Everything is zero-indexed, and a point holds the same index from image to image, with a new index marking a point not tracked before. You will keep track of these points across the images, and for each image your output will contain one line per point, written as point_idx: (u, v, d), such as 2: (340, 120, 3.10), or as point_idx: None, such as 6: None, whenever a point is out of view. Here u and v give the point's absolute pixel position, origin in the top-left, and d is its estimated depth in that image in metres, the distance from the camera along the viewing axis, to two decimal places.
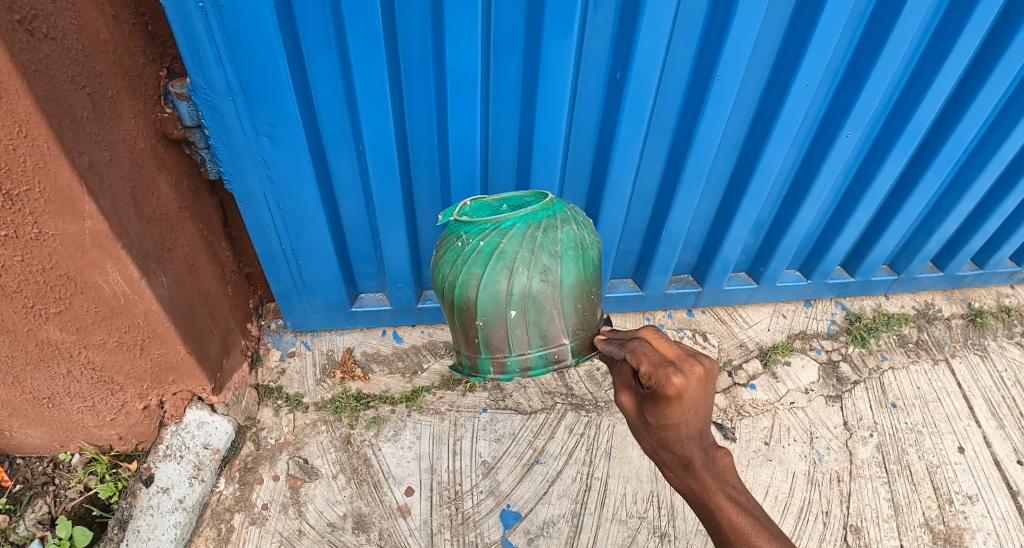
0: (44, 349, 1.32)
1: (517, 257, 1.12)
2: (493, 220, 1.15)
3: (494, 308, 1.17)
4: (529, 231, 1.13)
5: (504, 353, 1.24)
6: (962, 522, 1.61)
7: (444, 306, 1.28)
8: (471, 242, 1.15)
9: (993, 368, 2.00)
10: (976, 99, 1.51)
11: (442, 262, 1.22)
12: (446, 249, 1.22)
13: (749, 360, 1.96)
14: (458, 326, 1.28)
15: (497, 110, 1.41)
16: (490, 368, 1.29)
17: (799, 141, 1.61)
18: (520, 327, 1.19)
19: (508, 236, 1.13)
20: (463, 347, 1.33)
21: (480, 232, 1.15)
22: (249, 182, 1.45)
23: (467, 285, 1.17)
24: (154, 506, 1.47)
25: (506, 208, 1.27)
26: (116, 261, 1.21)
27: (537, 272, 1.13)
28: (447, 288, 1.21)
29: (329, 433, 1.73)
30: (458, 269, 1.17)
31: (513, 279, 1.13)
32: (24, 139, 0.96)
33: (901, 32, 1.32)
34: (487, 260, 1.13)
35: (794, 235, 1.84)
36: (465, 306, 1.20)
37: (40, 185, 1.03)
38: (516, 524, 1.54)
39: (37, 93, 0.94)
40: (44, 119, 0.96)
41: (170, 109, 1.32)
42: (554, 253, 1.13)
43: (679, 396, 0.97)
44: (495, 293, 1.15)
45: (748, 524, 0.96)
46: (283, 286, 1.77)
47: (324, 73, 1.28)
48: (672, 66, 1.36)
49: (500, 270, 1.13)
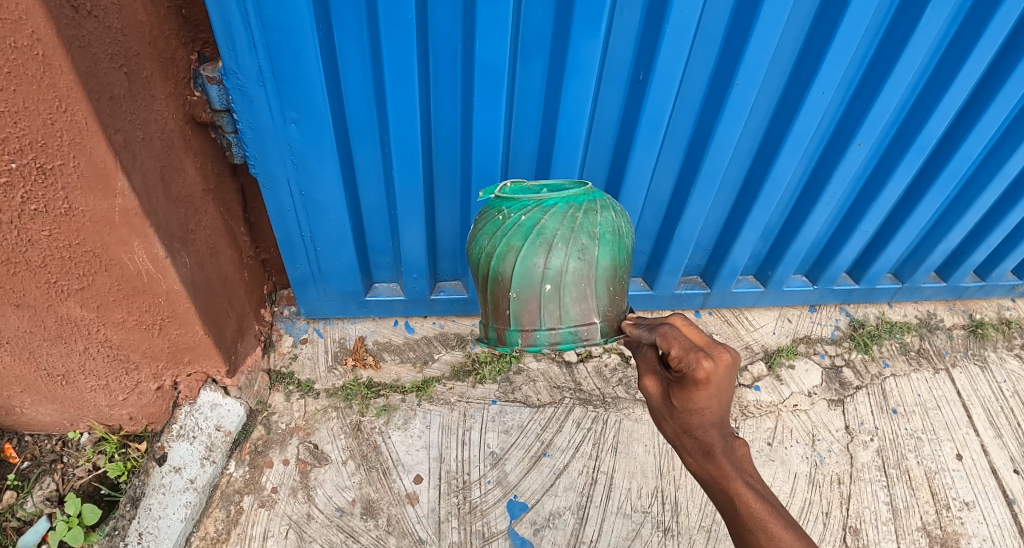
0: (63, 326, 1.34)
1: (557, 235, 1.16)
2: (536, 197, 1.19)
3: (529, 282, 1.20)
4: (570, 211, 1.17)
5: (534, 325, 1.25)
6: (958, 528, 1.64)
7: (478, 279, 1.31)
8: (513, 216, 1.20)
9: (992, 379, 2.04)
10: (984, 115, 1.55)
11: (481, 235, 1.26)
12: (486, 223, 1.26)
13: (755, 362, 2.00)
14: (488, 299, 1.30)
15: (520, 106, 1.44)
16: (518, 339, 1.29)
17: (811, 149, 1.64)
18: (554, 301, 1.22)
19: (549, 214, 1.17)
20: (491, 320, 1.35)
21: (522, 207, 1.19)
22: (273, 168, 1.48)
23: (504, 258, 1.20)
24: (165, 485, 1.50)
25: (546, 191, 1.30)
26: (142, 239, 1.23)
27: (575, 251, 1.17)
28: (483, 259, 1.24)
29: (339, 420, 1.75)
30: (497, 241, 1.21)
31: (551, 256, 1.17)
32: (63, 114, 0.99)
33: (916, 45, 1.35)
34: (527, 234, 1.17)
35: (802, 241, 1.87)
36: (500, 279, 1.23)
37: (74, 160, 1.06)
38: (522, 515, 1.57)
39: (79, 69, 0.97)
40: (84, 94, 0.99)
41: (199, 91, 1.35)
42: (592, 234, 1.18)
43: (707, 381, 1.00)
44: (531, 267, 1.18)
45: (765, 511, 1.00)
46: (299, 273, 1.80)
47: (353, 62, 1.31)
48: (692, 72, 1.40)
49: (540, 245, 1.16)
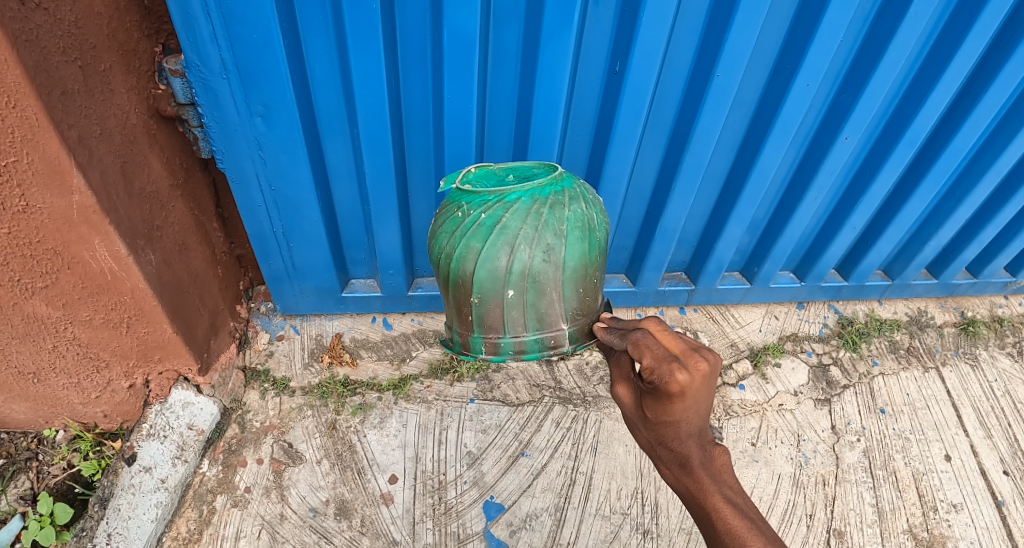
0: (30, 324, 1.31)
1: (520, 234, 1.09)
2: (498, 191, 1.12)
3: (492, 286, 1.15)
4: (534, 207, 1.10)
5: (498, 333, 1.24)
6: (945, 530, 1.61)
7: (439, 280, 1.26)
8: (472, 213, 1.13)
9: (983, 378, 2.00)
10: (976, 108, 1.50)
11: (440, 232, 1.19)
12: (445, 219, 1.19)
13: (740, 360, 1.96)
14: (451, 302, 1.26)
15: (494, 98, 1.40)
16: (482, 347, 1.29)
17: (798, 141, 1.60)
18: (518, 308, 1.18)
19: (511, 211, 1.10)
20: (455, 324, 1.33)
21: (482, 203, 1.12)
22: (242, 163, 1.44)
23: (464, 259, 1.15)
24: (136, 486, 1.47)
25: (512, 177, 1.22)
26: (103, 236, 1.20)
27: (540, 251, 1.11)
28: (443, 260, 1.19)
29: (314, 418, 1.72)
30: (456, 241, 1.15)
31: (514, 256, 1.10)
32: (13, 110, 0.94)
33: (905, 34, 1.31)
34: (488, 234, 1.11)
35: (789, 237, 1.83)
36: (461, 282, 1.18)
37: (28, 157, 1.01)
38: (498, 517, 1.54)
39: (26, 64, 0.93)
40: (33, 90, 0.94)
41: (163, 84, 1.31)
42: (559, 232, 1.11)
43: (682, 394, 0.96)
44: (493, 269, 1.13)
45: (744, 528, 0.97)
46: (273, 269, 1.76)
47: (320, 53, 1.27)
48: (672, 63, 1.36)
49: (501, 245, 1.10)
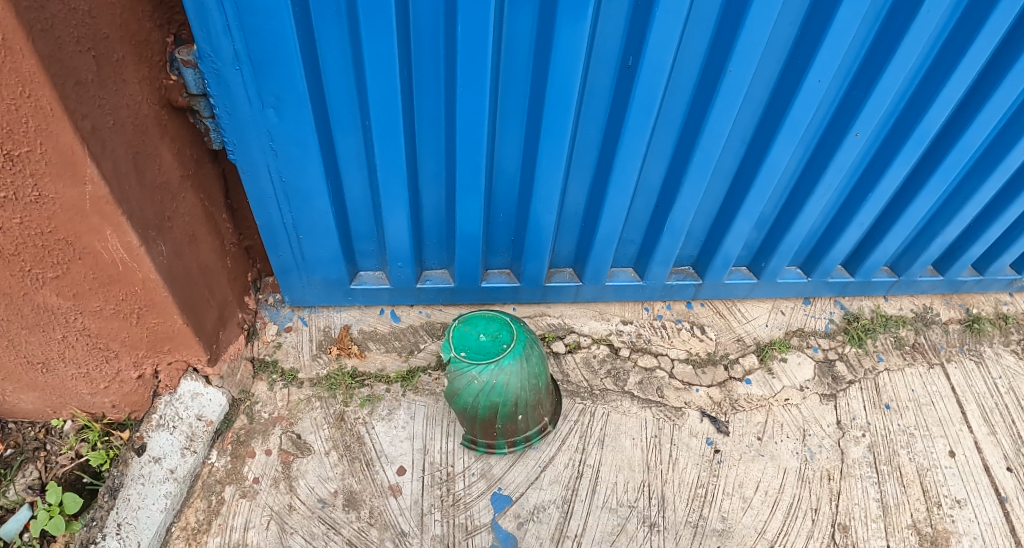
0: (40, 314, 1.32)
1: (519, 373, 1.42)
2: (494, 361, 1.39)
3: (509, 411, 1.48)
4: (521, 352, 1.42)
5: (514, 433, 1.58)
6: (949, 526, 1.62)
7: (466, 423, 1.53)
8: (483, 381, 1.40)
9: (987, 375, 2.01)
10: (986, 105, 1.50)
11: (458, 397, 1.44)
12: (460, 387, 1.42)
13: (746, 355, 1.98)
14: (477, 428, 1.54)
15: (506, 91, 1.40)
16: (504, 443, 1.60)
17: (808, 138, 1.60)
18: (521, 414, 1.52)
19: (509, 371, 1.40)
20: (478, 437, 1.59)
21: (488, 372, 1.39)
22: (253, 154, 1.45)
23: (489, 410, 1.45)
24: (145, 476, 1.49)
25: (484, 339, 1.41)
26: (115, 227, 1.20)
27: (529, 371, 1.46)
28: (472, 416, 1.48)
29: (323, 410, 1.73)
30: (479, 399, 1.42)
31: (517, 389, 1.44)
32: (27, 99, 0.94)
33: (918, 32, 1.31)
34: (500, 392, 1.42)
35: (796, 233, 1.84)
36: (488, 418, 1.49)
37: (41, 147, 1.02)
38: (506, 508, 1.55)
39: (42, 53, 0.91)
40: (47, 79, 0.93)
41: (175, 76, 1.29)
42: (530, 350, 1.46)
43: None
44: (509, 404, 1.46)
45: None
46: (282, 261, 1.77)
47: (332, 44, 1.27)
48: (684, 58, 1.36)
49: (510, 394, 1.43)
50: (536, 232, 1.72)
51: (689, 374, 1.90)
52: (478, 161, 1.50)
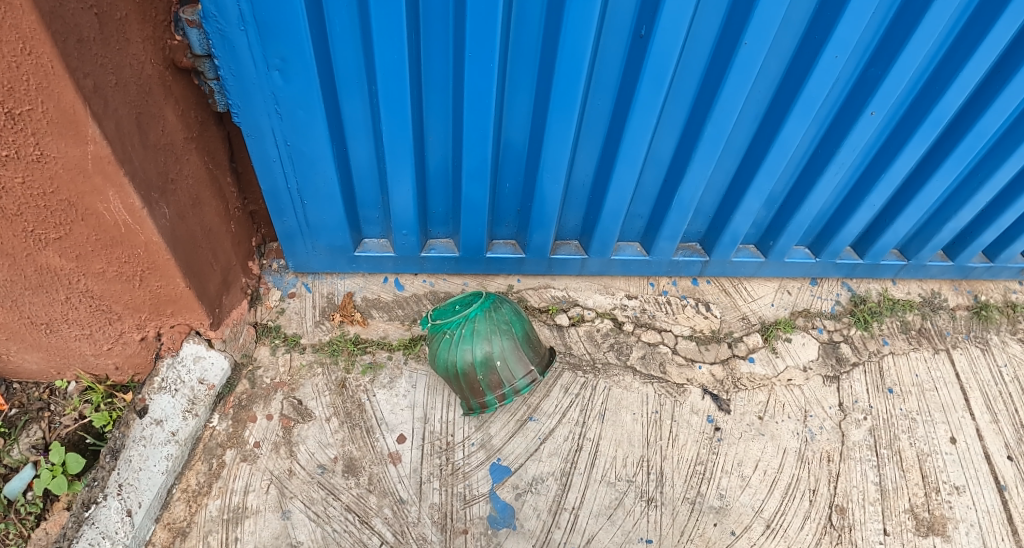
0: (43, 275, 1.31)
1: (490, 326, 1.50)
2: (462, 313, 1.50)
3: (488, 364, 1.50)
4: (487, 308, 1.52)
5: (501, 387, 1.55)
6: (946, 511, 1.62)
7: (452, 383, 1.56)
8: (455, 332, 1.50)
9: (993, 362, 1.99)
10: (1006, 89, 1.46)
11: (438, 355, 1.53)
12: (437, 344, 1.53)
13: (750, 334, 1.97)
14: (464, 387, 1.55)
15: (517, 57, 1.37)
16: (495, 400, 1.57)
17: (822, 115, 1.57)
18: (504, 368, 1.53)
19: (476, 320, 1.49)
20: (469, 400, 1.58)
21: (456, 324, 1.50)
22: (258, 117, 1.43)
23: (467, 362, 1.49)
24: (146, 438, 1.50)
25: (456, 302, 1.55)
26: (117, 188, 1.18)
27: (501, 324, 1.52)
28: (453, 372, 1.52)
29: (324, 376, 1.74)
30: (454, 351, 1.49)
31: (492, 340, 1.50)
32: (28, 56, 0.92)
33: (940, 9, 1.27)
34: (472, 340, 1.48)
35: (806, 213, 1.82)
36: (470, 374, 1.51)
37: (43, 105, 1.00)
38: (504, 479, 1.56)
39: (43, 9, 0.89)
40: (48, 36, 0.91)
41: (179, 36, 1.26)
42: (501, 308, 1.54)
43: None
44: (486, 356, 1.50)
45: None
46: (286, 226, 1.76)
47: (339, 6, 1.24)
48: (697, 29, 1.33)
49: (485, 344, 1.49)
50: (542, 204, 1.71)
51: (693, 351, 1.89)
52: (486, 130, 1.48)
